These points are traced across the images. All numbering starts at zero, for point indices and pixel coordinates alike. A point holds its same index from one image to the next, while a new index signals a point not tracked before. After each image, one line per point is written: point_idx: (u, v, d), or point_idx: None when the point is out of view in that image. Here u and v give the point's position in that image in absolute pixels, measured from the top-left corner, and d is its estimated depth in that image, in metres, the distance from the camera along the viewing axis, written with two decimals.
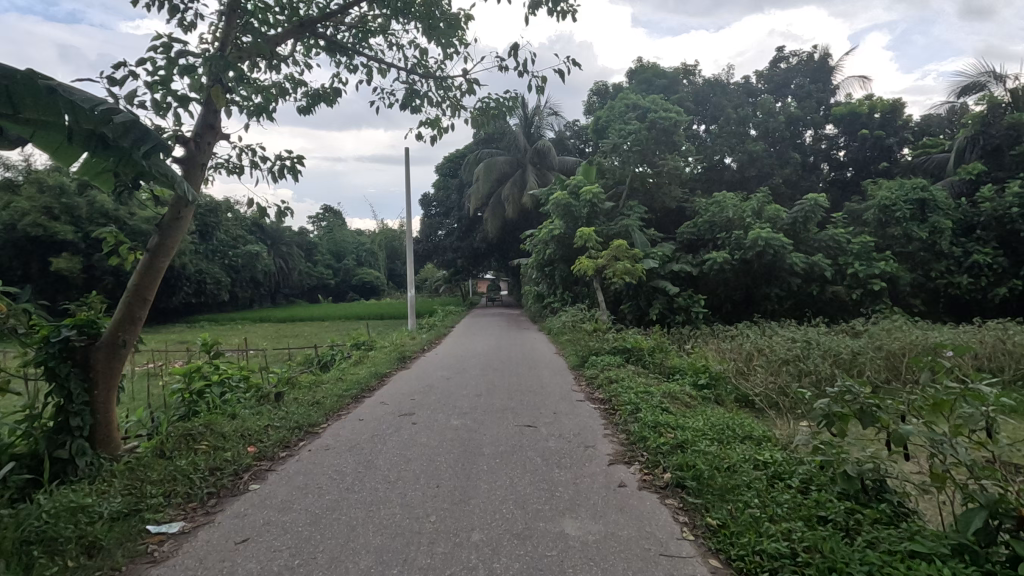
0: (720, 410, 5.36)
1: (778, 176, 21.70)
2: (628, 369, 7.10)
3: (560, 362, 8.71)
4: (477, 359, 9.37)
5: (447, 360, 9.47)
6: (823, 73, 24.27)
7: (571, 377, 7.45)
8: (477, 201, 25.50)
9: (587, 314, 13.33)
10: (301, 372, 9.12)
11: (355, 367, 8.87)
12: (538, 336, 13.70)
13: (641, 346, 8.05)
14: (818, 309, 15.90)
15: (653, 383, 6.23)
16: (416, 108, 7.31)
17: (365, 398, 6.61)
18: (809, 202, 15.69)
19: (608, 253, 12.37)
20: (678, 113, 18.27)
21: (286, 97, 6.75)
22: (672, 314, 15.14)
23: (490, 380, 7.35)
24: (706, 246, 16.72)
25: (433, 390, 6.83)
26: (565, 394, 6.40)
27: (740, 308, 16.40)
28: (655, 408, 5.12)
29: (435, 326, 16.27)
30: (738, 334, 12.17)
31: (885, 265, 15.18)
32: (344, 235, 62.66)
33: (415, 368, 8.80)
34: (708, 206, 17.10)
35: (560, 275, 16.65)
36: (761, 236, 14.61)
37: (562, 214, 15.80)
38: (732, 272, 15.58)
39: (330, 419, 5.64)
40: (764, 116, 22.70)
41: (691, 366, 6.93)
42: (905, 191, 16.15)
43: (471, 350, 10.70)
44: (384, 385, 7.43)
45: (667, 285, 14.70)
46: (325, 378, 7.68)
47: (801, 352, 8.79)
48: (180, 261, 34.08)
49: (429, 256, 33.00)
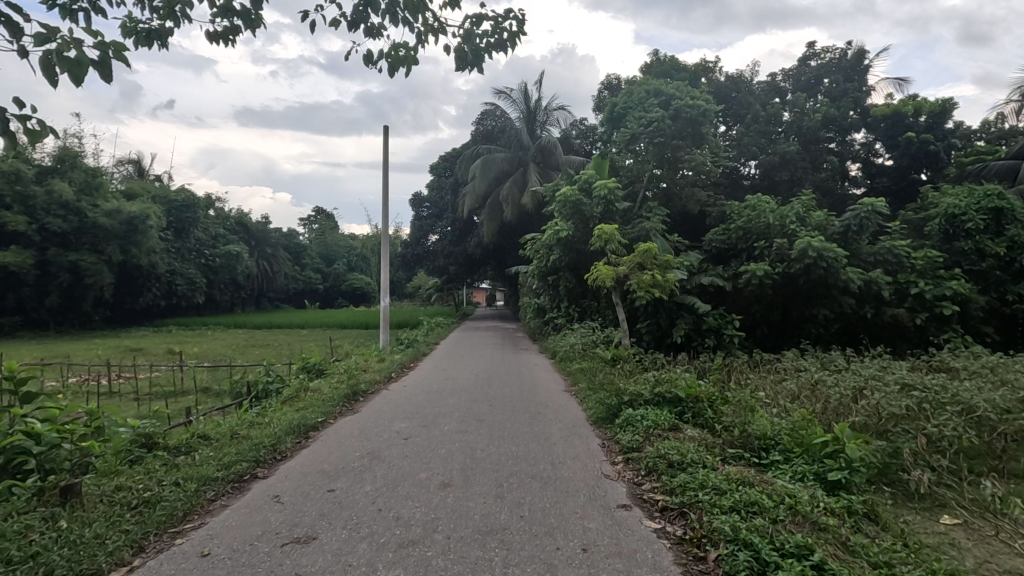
0: (918, 569, 2.69)
1: (811, 181, 19.28)
2: (691, 440, 4.41)
3: (572, 412, 6.05)
4: (455, 397, 6.76)
5: (415, 398, 6.86)
6: (860, 71, 21.71)
7: (595, 445, 4.76)
8: (473, 202, 22.98)
9: (601, 334, 10.73)
10: (208, 416, 6.41)
11: (282, 410, 6.14)
12: (540, 359, 11.09)
13: (700, 395, 5.40)
14: (873, 335, 13.42)
15: (753, 477, 3.53)
16: (369, 27, 4.61)
17: (255, 484, 3.88)
18: (865, 208, 13.15)
19: (631, 260, 9.67)
20: (706, 102, 15.70)
21: (189, 17, 4.09)
22: (700, 337, 12.62)
23: (469, 445, 4.71)
24: (738, 257, 14.19)
25: (372, 467, 4.18)
26: (594, 490, 3.73)
27: (777, 330, 13.92)
28: (805, 570, 2.43)
29: (417, 341, 13.70)
30: (795, 369, 9.58)
31: (958, 286, 12.61)
32: (334, 237, 59.87)
33: (367, 412, 6.13)
34: (742, 210, 14.62)
35: (566, 285, 14.07)
36: (812, 246, 12.09)
37: (570, 213, 13.28)
38: (773, 288, 13.04)
39: (152, 546, 2.93)
40: (795, 116, 20.33)
41: (792, 439, 4.28)
42: (976, 199, 13.60)
43: (450, 381, 8.04)
44: (303, 451, 4.69)
45: (696, 302, 12.13)
46: (217, 433, 4.99)
47: (918, 410, 6.17)
48: (149, 258, 31.48)
49: (418, 262, 30.41)
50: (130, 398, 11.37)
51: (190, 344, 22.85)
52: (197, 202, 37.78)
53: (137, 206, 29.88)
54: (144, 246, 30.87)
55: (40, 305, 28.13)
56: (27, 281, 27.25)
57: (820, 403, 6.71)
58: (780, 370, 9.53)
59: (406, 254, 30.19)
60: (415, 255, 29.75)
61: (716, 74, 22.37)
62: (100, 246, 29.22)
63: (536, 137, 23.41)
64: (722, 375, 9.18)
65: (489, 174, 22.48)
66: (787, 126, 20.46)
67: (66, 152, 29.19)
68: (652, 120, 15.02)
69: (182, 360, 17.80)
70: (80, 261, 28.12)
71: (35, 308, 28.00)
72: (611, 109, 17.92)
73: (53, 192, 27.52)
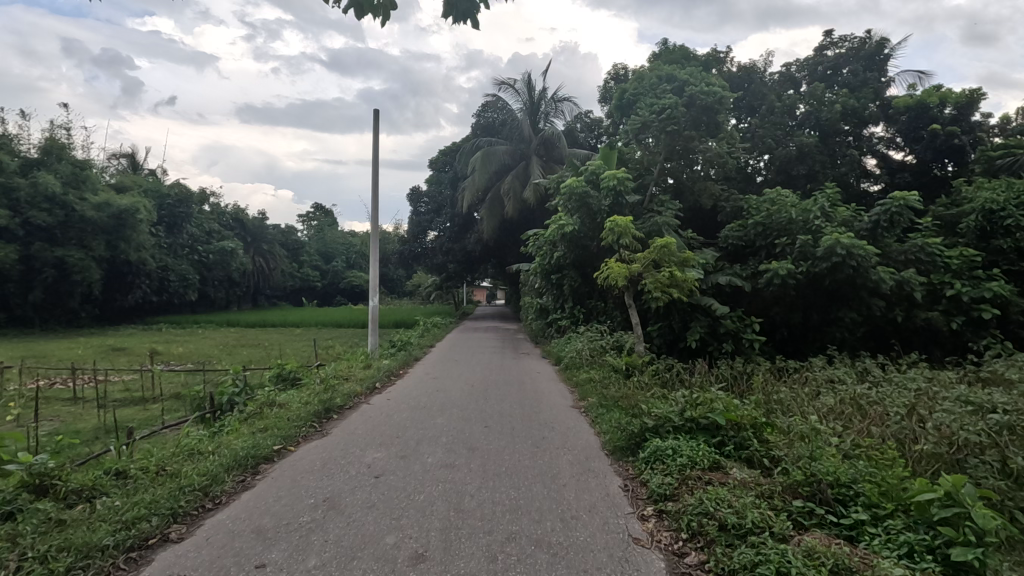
0: None
1: (829, 176, 18.25)
2: (744, 491, 3.39)
3: (585, 438, 5.02)
4: (445, 416, 5.78)
5: (398, 416, 5.88)
6: (880, 61, 20.60)
7: (616, 488, 3.77)
8: (473, 197, 21.95)
9: (611, 339, 9.76)
10: (147, 437, 5.39)
11: (236, 433, 5.15)
12: (542, 365, 10.07)
13: (743, 421, 4.41)
14: (905, 339, 12.40)
15: (848, 559, 2.54)
16: None
17: (163, 552, 2.89)
18: (896, 202, 12.10)
19: (646, 256, 8.59)
20: (722, 89, 14.67)
21: None
22: (717, 342, 11.62)
23: (456, 487, 3.73)
24: (756, 255, 13.16)
25: (325, 523, 3.18)
26: (622, 567, 2.73)
27: (798, 335, 12.92)
28: None
29: (410, 344, 12.72)
30: (829, 382, 8.54)
31: (999, 287, 11.54)
32: (333, 234, 58.86)
33: (338, 436, 5.14)
34: (760, 205, 13.61)
35: (571, 285, 13.08)
36: (840, 243, 11.09)
37: (575, 207, 12.29)
38: (795, 289, 12.02)
39: None
40: (813, 107, 19.27)
41: (878, 490, 3.27)
42: (1016, 193, 12.52)
43: (440, 394, 7.02)
44: (245, 494, 3.68)
45: (713, 304, 11.09)
46: (140, 469, 3.97)
47: (997, 436, 5.10)
48: (139, 255, 30.55)
49: (416, 260, 29.42)
50: (94, 405, 10.39)
51: (176, 344, 21.87)
52: (190, 196, 36.85)
53: (127, 199, 29.00)
54: (133, 241, 29.95)
55: (24, 302, 27.14)
56: (10, 276, 26.30)
57: (875, 426, 5.66)
58: (813, 382, 8.50)
59: (404, 251, 29.17)
60: (413, 253, 28.72)
61: (728, 65, 21.30)
62: (86, 240, 28.24)
63: (540, 129, 22.37)
64: (749, 388, 8.12)
65: (490, 167, 21.43)
66: (804, 118, 19.39)
67: (53, 144, 28.28)
68: (664, 106, 13.96)
69: (163, 361, 16.81)
70: (67, 257, 27.21)
71: (19, 304, 27.01)
72: (620, 97, 16.87)
73: (38, 184, 26.58)
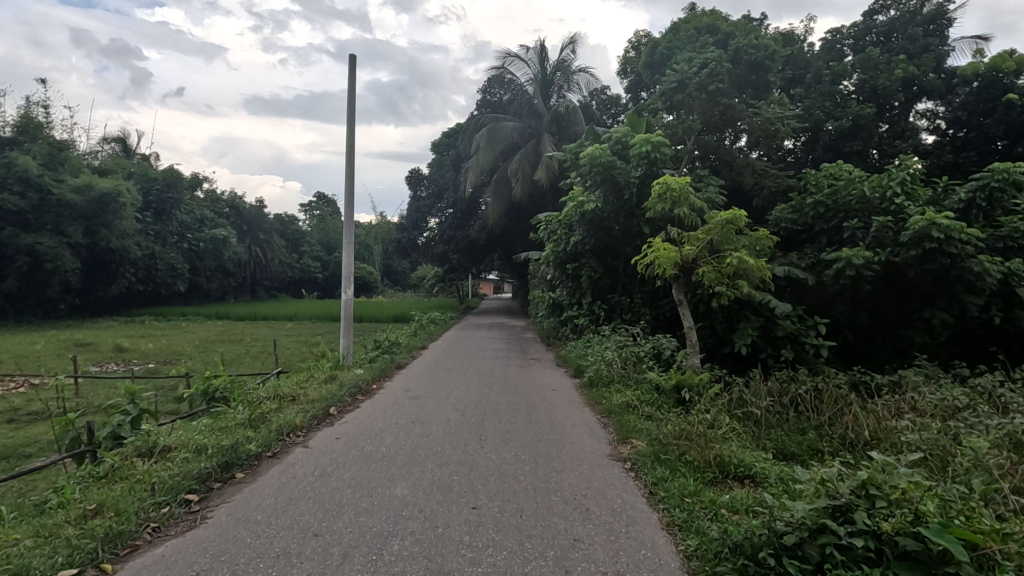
0: None
1: (886, 153, 15.86)
2: None
3: (647, 541, 2.82)
4: (408, 482, 3.55)
5: (337, 480, 3.65)
6: (941, 25, 18.04)
7: None
8: (478, 178, 19.63)
9: (647, 345, 7.57)
10: None
11: (39, 524, 2.95)
12: (557, 378, 7.84)
13: (993, 550, 2.16)
14: (1000, 341, 10.14)
15: None
16: None
17: None
18: (998, 175, 9.90)
19: (704, 236, 6.32)
20: (771, 43, 12.34)
21: None
22: (772, 346, 9.35)
23: None
24: (815, 242, 10.87)
25: None
26: None
27: (866, 339, 10.60)
28: None
29: (397, 346, 10.56)
30: (952, 412, 6.19)
31: None
32: (335, 224, 56.78)
33: (213, 531, 2.90)
34: (821, 180, 11.27)
35: (590, 276, 10.88)
36: (936, 224, 8.77)
37: (599, 179, 10.02)
38: (869, 283, 9.71)
39: None
40: (866, 75, 16.84)
41: None
42: None
43: (412, 432, 4.78)
44: None
45: (771, 300, 8.84)
46: None
47: None
48: (121, 242, 28.56)
49: (416, 249, 27.25)
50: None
51: (151, 339, 19.88)
52: (180, 180, 34.75)
53: (109, 181, 27.04)
54: (116, 228, 28.04)
55: None
56: None
57: None
58: (931, 411, 6.21)
59: (403, 239, 26.98)
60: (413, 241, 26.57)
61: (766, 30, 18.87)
62: (63, 226, 26.26)
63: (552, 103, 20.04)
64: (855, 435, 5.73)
65: (495, 145, 19.14)
66: (855, 89, 16.96)
67: (28, 122, 26.31)
68: (706, 60, 11.84)
69: (123, 360, 14.77)
70: (37, 244, 25.00)
71: None
72: (648, 55, 14.46)
73: (13, 164, 24.62)
